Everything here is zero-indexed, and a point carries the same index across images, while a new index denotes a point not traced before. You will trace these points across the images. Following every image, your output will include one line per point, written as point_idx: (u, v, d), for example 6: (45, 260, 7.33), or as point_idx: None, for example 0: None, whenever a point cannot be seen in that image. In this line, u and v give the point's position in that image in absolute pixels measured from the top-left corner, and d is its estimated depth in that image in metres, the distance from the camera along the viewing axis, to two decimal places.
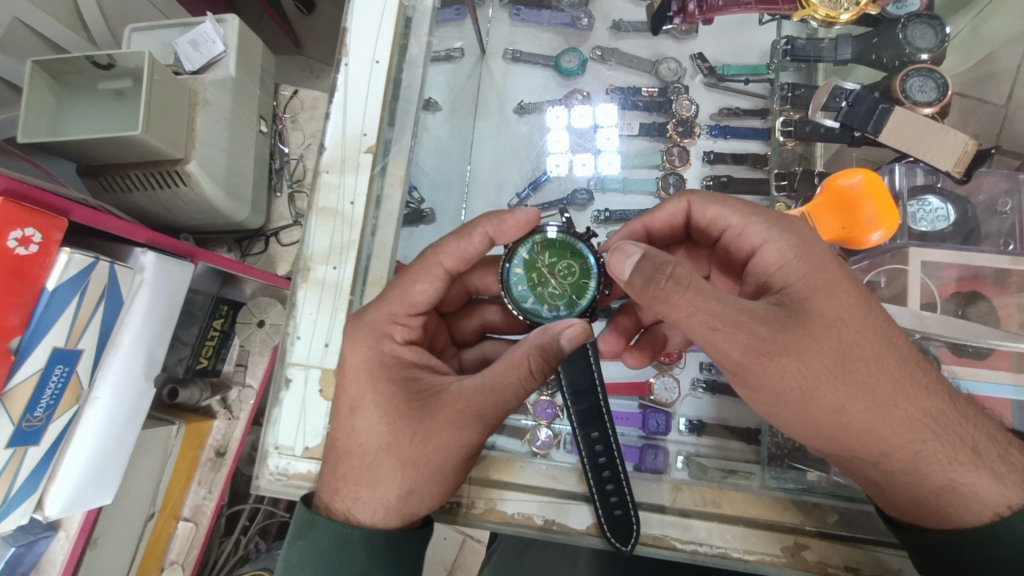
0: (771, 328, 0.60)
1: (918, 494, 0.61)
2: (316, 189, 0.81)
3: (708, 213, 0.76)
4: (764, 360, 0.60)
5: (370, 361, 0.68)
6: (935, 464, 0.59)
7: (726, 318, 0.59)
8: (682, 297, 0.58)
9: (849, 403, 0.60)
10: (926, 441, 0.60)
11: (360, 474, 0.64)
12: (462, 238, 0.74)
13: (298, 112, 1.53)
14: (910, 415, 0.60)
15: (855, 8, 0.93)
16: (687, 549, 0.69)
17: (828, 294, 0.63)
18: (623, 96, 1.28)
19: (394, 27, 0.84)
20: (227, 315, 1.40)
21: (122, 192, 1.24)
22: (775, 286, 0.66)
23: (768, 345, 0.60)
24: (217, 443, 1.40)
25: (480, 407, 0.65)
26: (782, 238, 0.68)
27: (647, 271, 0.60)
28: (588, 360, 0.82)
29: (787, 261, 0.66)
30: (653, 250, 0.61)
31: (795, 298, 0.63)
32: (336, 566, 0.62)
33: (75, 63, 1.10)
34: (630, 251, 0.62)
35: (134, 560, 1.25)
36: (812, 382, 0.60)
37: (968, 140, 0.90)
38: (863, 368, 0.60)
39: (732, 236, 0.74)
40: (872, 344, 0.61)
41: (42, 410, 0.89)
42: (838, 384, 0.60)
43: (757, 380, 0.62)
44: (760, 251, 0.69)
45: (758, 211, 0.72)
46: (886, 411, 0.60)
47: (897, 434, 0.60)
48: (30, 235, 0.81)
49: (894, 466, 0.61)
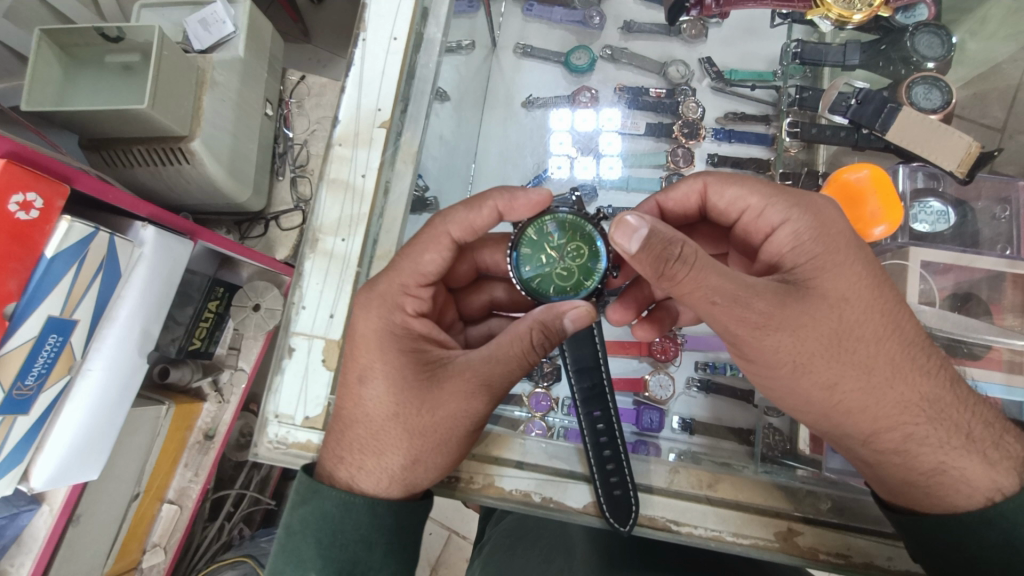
0: (768, 303, 0.62)
1: (908, 475, 0.63)
2: (328, 162, 0.81)
3: (724, 197, 0.76)
4: (758, 332, 0.62)
5: (381, 331, 0.69)
6: (926, 447, 0.62)
7: (725, 294, 0.62)
8: (687, 275, 0.61)
9: (842, 380, 0.62)
10: (919, 424, 0.62)
11: (366, 442, 0.67)
12: (472, 209, 0.75)
13: (305, 97, 1.53)
14: (905, 398, 0.62)
15: (868, 10, 0.94)
16: (683, 531, 0.70)
17: (834, 275, 0.64)
18: (631, 96, 1.29)
19: (412, 9, 0.85)
20: (222, 297, 1.39)
21: (124, 166, 1.23)
22: (784, 266, 0.68)
23: (763, 319, 0.62)
24: (206, 425, 1.39)
25: (486, 377, 0.67)
26: (802, 219, 0.68)
27: (656, 251, 0.61)
28: (593, 341, 0.84)
29: (801, 244, 0.67)
30: (659, 226, 0.62)
31: (801, 277, 0.65)
32: (337, 530, 0.64)
33: (84, 34, 1.09)
34: (635, 227, 0.61)
35: (115, 541, 1.21)
36: (805, 358, 0.63)
37: (972, 141, 0.93)
38: (862, 349, 0.62)
39: (750, 219, 0.73)
40: (875, 327, 0.63)
41: (34, 379, 0.88)
42: (833, 361, 0.62)
43: (754, 353, 0.64)
44: (776, 232, 0.70)
45: (779, 192, 0.70)
46: (880, 392, 0.62)
47: (889, 415, 0.62)
48: (32, 201, 0.81)
49: (884, 446, 0.63)
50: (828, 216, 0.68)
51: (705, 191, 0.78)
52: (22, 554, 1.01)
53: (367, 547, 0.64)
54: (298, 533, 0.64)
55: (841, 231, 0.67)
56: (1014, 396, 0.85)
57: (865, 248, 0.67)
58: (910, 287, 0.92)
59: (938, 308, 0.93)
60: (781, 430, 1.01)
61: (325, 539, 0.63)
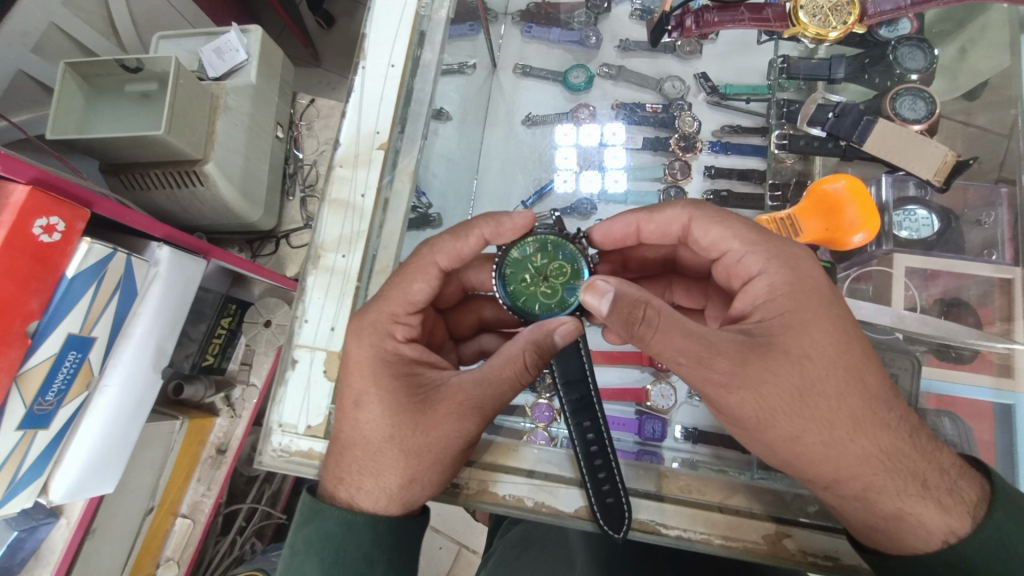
0: (730, 362, 0.65)
1: (868, 518, 0.64)
2: (330, 182, 0.85)
3: (708, 235, 0.77)
4: (723, 392, 0.66)
5: (373, 359, 0.72)
6: (884, 495, 0.63)
7: (690, 354, 0.65)
8: (656, 339, 0.66)
9: (805, 433, 0.64)
10: (878, 474, 0.63)
11: (364, 463, 0.69)
12: (458, 239, 0.78)
13: (314, 119, 1.59)
14: (866, 450, 0.63)
15: (843, 27, 0.97)
16: (672, 534, 0.72)
17: (801, 333, 0.66)
18: (629, 113, 1.33)
19: (408, 37, 0.90)
20: (235, 314, 1.44)
21: (142, 190, 1.29)
22: (754, 316, 0.70)
23: (726, 377, 0.65)
24: (218, 440, 1.42)
25: (478, 400, 0.69)
26: (778, 272, 0.70)
27: (624, 314, 0.66)
28: (581, 355, 0.80)
29: (774, 298, 0.69)
30: (623, 289, 0.67)
31: (766, 331, 0.67)
32: (339, 548, 0.67)
33: (105, 66, 1.15)
34: (604, 290, 0.68)
35: (130, 555, 1.24)
36: (766, 414, 0.65)
37: (948, 151, 0.96)
38: (823, 404, 0.64)
39: (730, 262, 0.75)
40: (836, 383, 0.64)
41: (53, 394, 0.92)
42: (793, 418, 0.64)
43: (722, 407, 0.68)
44: (754, 280, 0.72)
45: (761, 239, 0.73)
46: (840, 445, 0.63)
47: (848, 467, 0.63)
48: (54, 224, 0.85)
49: (845, 492, 0.64)
50: (803, 269, 0.70)
51: (689, 224, 0.78)
52: (40, 568, 1.03)
53: (368, 564, 0.67)
54: (302, 553, 0.67)
55: (797, 251, 0.72)
56: (1004, 399, 0.87)
57: (819, 272, 0.70)
58: (896, 292, 0.96)
59: (925, 313, 0.96)
60: None
61: (329, 558, 0.66)
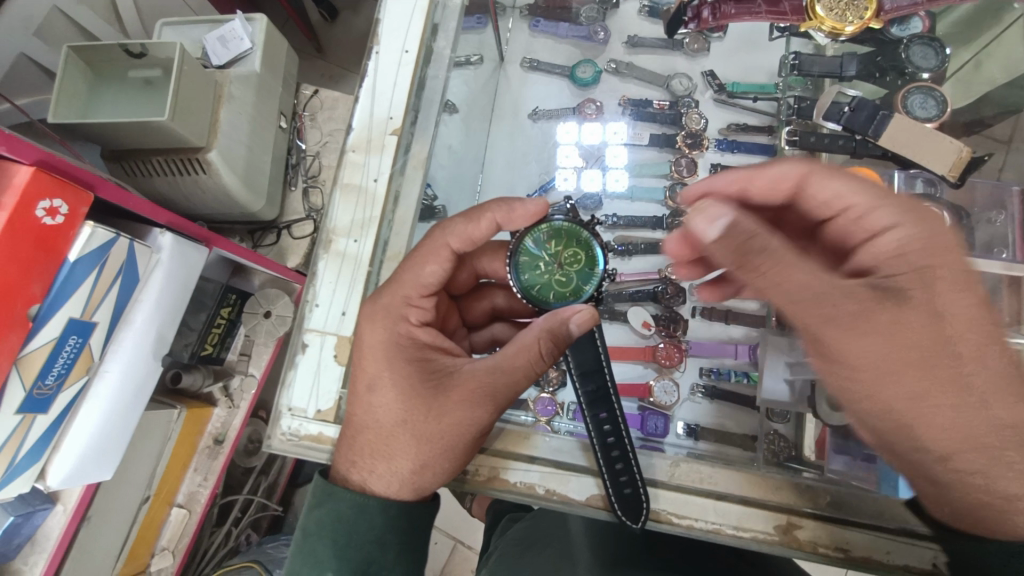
0: (858, 303, 0.58)
1: (983, 498, 0.59)
2: (342, 167, 0.85)
3: (827, 189, 0.72)
4: (848, 334, 0.58)
5: (387, 341, 0.72)
6: (1013, 477, 0.57)
7: (813, 291, 0.58)
8: (776, 273, 0.58)
9: (932, 391, 0.57)
10: (1009, 450, 0.57)
11: (376, 446, 0.69)
12: (471, 221, 0.76)
13: (318, 111, 1.58)
14: (1001, 421, 0.56)
15: (860, 21, 0.97)
16: (684, 524, 0.73)
17: (931, 283, 0.59)
18: (635, 109, 1.33)
19: (422, 23, 0.89)
20: (234, 304, 1.41)
21: (144, 176, 1.28)
22: (881, 270, 0.63)
23: (848, 319, 0.58)
24: (217, 430, 1.41)
25: (492, 388, 0.69)
26: (912, 225, 0.64)
27: (740, 246, 0.59)
28: (596, 346, 0.83)
29: (906, 251, 0.62)
30: (743, 216, 0.59)
31: (898, 281, 0.60)
32: (353, 531, 0.67)
33: (109, 51, 1.14)
34: (716, 214, 0.59)
35: (125, 544, 1.23)
36: (886, 362, 0.57)
37: (963, 147, 0.96)
38: (954, 359, 0.57)
39: (851, 219, 0.70)
40: (966, 342, 0.58)
41: (53, 379, 0.91)
42: (916, 370, 0.57)
43: (835, 355, 0.59)
44: (880, 236, 0.66)
45: (889, 196, 0.67)
46: (975, 411, 0.56)
47: (979, 436, 0.57)
48: (57, 207, 0.84)
49: (967, 466, 0.58)
50: (938, 225, 0.63)
51: (805, 179, 0.73)
52: (36, 554, 1.03)
53: (379, 547, 0.67)
54: (315, 535, 0.67)
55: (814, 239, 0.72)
56: None
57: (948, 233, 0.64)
58: None
59: None
60: (786, 437, 1.01)
61: (340, 540, 0.66)
